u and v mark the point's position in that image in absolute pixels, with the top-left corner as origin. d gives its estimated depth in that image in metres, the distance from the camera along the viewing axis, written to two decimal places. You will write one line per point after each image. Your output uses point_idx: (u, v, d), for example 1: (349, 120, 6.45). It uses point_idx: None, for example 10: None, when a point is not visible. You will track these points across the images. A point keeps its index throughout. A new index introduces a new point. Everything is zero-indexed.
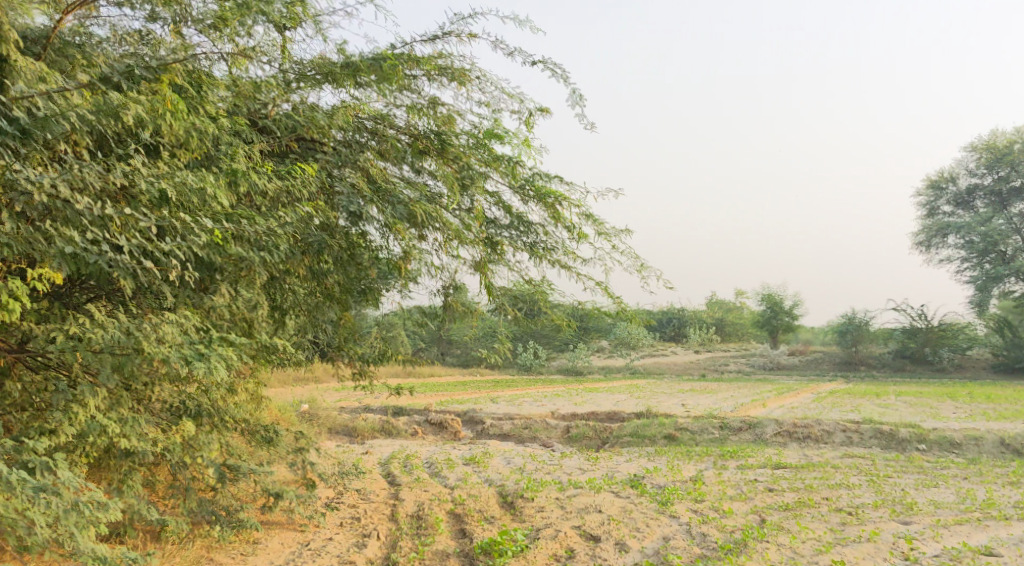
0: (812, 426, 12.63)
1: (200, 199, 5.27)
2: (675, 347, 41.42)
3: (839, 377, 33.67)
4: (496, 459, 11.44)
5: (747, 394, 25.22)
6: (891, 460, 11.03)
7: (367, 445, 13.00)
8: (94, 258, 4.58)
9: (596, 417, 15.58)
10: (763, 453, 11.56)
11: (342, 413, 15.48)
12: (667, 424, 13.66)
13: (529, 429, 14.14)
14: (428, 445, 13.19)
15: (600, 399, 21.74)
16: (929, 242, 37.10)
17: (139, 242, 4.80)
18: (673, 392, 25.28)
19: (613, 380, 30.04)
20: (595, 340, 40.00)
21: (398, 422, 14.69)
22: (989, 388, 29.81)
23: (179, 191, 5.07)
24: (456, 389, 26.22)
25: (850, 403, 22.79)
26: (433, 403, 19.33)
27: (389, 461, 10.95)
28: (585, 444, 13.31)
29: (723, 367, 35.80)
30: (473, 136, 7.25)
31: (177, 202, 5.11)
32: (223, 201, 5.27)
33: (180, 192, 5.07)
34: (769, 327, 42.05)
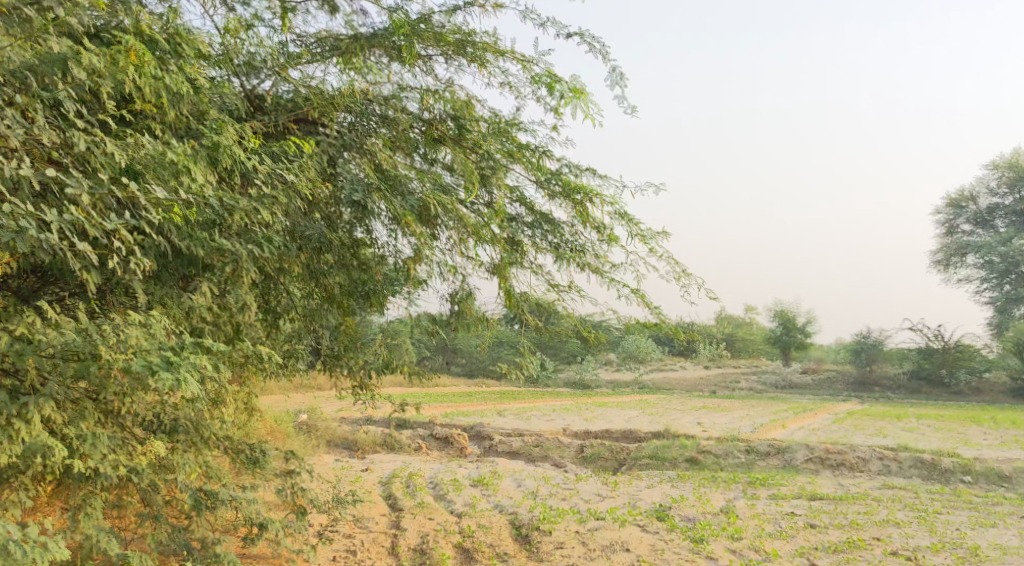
0: (846, 453, 11.76)
1: (169, 172, 4.47)
2: (685, 362, 40.50)
3: (853, 397, 32.73)
4: (506, 480, 10.64)
5: (762, 413, 24.30)
6: (936, 493, 10.14)
7: (368, 462, 12.20)
8: (6, 237, 3.72)
9: (610, 436, 14.72)
10: (796, 482, 10.70)
11: (342, 425, 14.71)
12: (688, 445, 12.80)
13: (540, 447, 13.30)
14: (432, 462, 12.38)
15: (611, 415, 20.89)
16: (947, 261, 36.13)
17: (74, 218, 3.96)
18: (685, 408, 24.40)
19: (622, 395, 29.18)
20: (604, 353, 39.18)
21: (401, 436, 13.88)
22: (1011, 413, 28.83)
23: (141, 160, 4.33)
24: (461, 400, 25.37)
25: (871, 426, 21.82)
26: (438, 416, 18.51)
27: (391, 481, 10.14)
28: (600, 465, 12.46)
29: (735, 384, 34.92)
30: (496, 123, 6.42)
31: (137, 172, 4.36)
32: (197, 176, 4.46)
33: (141, 162, 4.34)
34: (781, 344, 41.12)
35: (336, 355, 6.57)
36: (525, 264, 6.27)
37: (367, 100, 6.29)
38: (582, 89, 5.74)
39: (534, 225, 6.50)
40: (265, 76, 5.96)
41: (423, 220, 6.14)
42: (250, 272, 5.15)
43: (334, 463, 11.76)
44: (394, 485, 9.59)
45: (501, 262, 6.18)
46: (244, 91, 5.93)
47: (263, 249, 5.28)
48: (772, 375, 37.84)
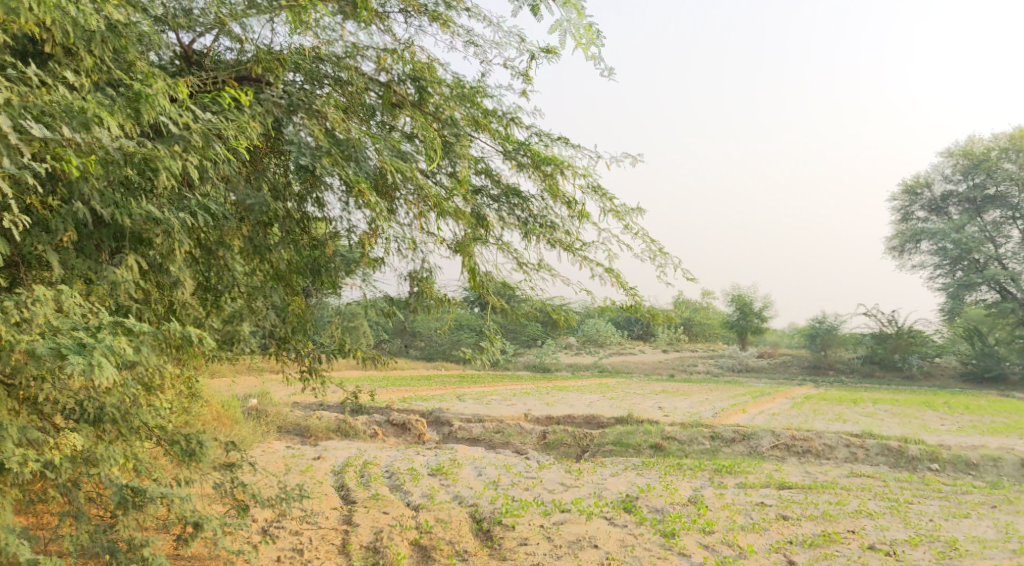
0: (812, 439, 11.52)
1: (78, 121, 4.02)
2: (644, 346, 40.42)
3: (809, 382, 32.94)
4: (466, 468, 10.18)
5: (721, 397, 24.20)
6: (904, 481, 9.96)
7: (321, 449, 11.66)
8: None
9: (572, 421, 14.34)
10: (763, 470, 10.44)
11: (294, 409, 14.10)
12: (652, 431, 12.47)
13: (501, 434, 12.86)
14: (388, 449, 11.88)
15: (572, 400, 20.56)
16: (902, 248, 36.45)
17: None
18: (645, 393, 24.21)
19: (582, 379, 28.92)
20: (563, 337, 38.94)
21: (355, 422, 13.34)
22: (963, 398, 29.25)
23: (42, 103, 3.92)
24: (419, 384, 24.84)
25: (830, 411, 21.81)
26: (395, 401, 17.98)
27: (344, 470, 9.63)
28: (563, 452, 12.08)
29: (693, 368, 34.91)
30: (460, 87, 5.89)
31: (40, 116, 3.92)
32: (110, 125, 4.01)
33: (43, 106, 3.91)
34: (739, 328, 41.26)
35: (287, 334, 6.12)
36: (489, 242, 5.80)
37: (318, 59, 5.73)
38: (555, 49, 5.27)
39: (500, 199, 6.01)
40: (204, 29, 5.38)
41: (380, 191, 5.61)
42: (183, 245, 4.60)
43: (284, 450, 11.19)
44: (347, 475, 9.07)
45: (465, 240, 5.70)
46: (178, 44, 5.34)
47: (198, 219, 4.69)
48: (729, 359, 37.93)
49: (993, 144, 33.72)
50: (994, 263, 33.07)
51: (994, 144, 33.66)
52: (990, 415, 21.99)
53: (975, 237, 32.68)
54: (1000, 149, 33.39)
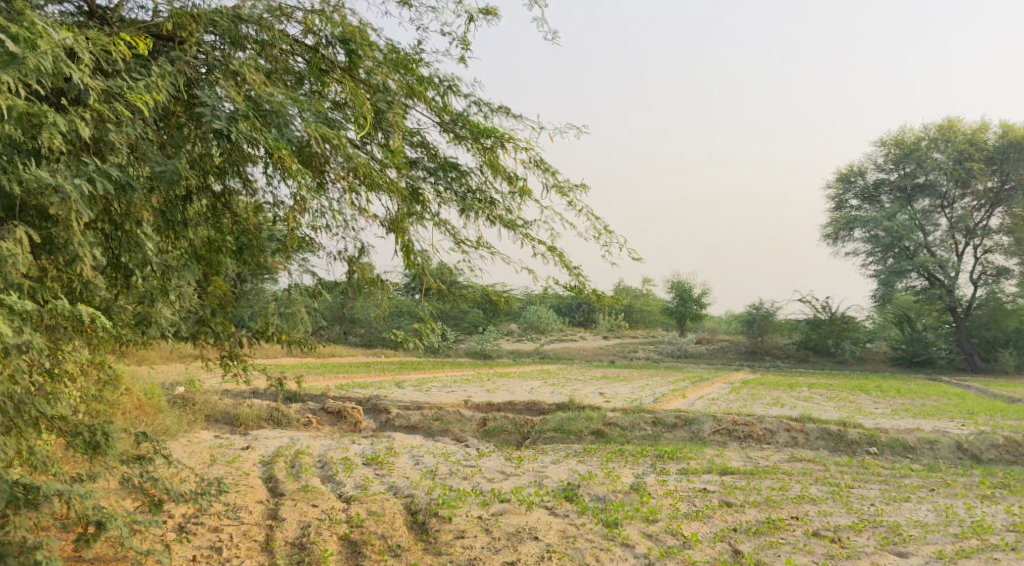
0: (754, 424, 11.48)
1: None
2: (585, 332, 40.44)
3: (746, 367, 33.37)
4: (403, 457, 9.83)
5: (661, 382, 24.27)
6: (844, 465, 9.98)
7: (251, 439, 11.16)
8: None
9: (513, 408, 14.08)
10: (705, 456, 10.35)
11: (224, 397, 13.51)
12: (594, 417, 12.29)
13: (440, 421, 12.52)
14: (322, 439, 11.44)
15: (513, 386, 20.32)
16: (837, 235, 37.09)
17: None
18: (586, 378, 24.13)
19: (523, 365, 28.72)
20: (505, 323, 38.74)
21: (289, 410, 12.84)
22: (894, 382, 29.97)
23: None
24: (357, 371, 24.33)
25: (768, 396, 22.05)
26: (331, 388, 17.46)
27: (274, 460, 9.18)
28: (503, 439, 11.81)
29: (634, 354, 35.09)
30: (393, 53, 5.52)
31: None
32: None
33: None
34: (679, 314, 41.61)
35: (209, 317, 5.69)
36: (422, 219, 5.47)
37: (241, 20, 5.17)
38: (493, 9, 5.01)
39: (436, 173, 5.66)
40: None
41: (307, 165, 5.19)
42: (81, 216, 4.09)
43: (212, 440, 10.68)
44: (278, 466, 8.62)
45: (398, 217, 5.32)
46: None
47: (97, 186, 4.18)
48: (669, 345, 38.20)
49: (924, 134, 34.56)
50: (923, 251, 33.83)
51: (925, 135, 34.49)
52: (920, 399, 22.52)
53: (906, 225, 33.38)
54: (930, 139, 34.24)
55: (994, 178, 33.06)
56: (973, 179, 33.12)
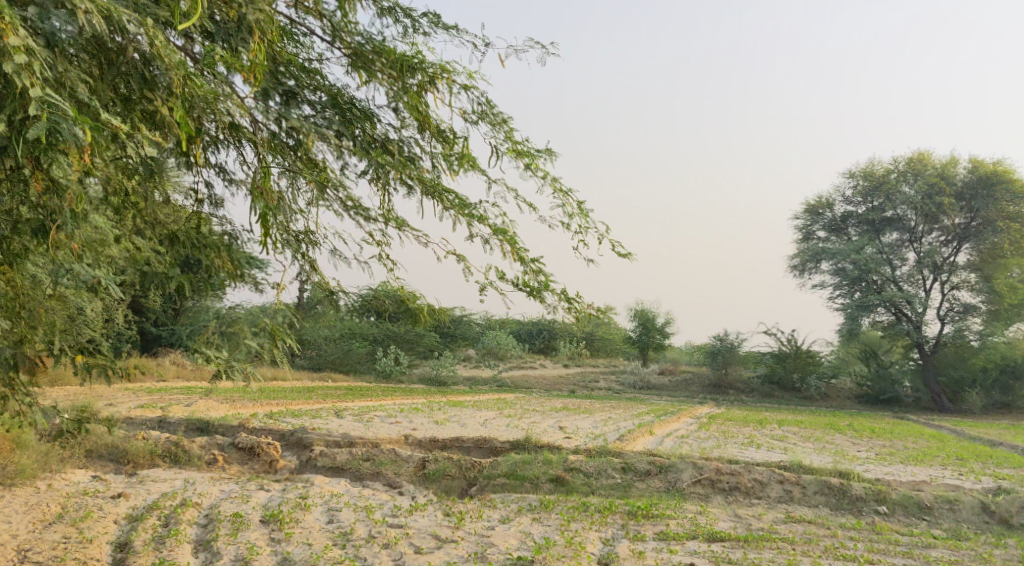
0: (741, 473, 9.75)
1: None
2: (545, 360, 38.63)
3: (709, 400, 31.83)
4: (313, 512, 7.89)
5: (625, 416, 22.50)
6: (854, 530, 8.29)
7: (134, 482, 9.07)
8: None
9: (460, 446, 12.16)
10: (687, 514, 8.59)
11: (115, 428, 11.35)
12: (553, 461, 10.41)
13: (371, 462, 10.52)
14: (224, 483, 9.42)
15: (465, 417, 18.37)
16: (803, 267, 35.88)
17: None
18: (545, 410, 22.28)
19: (479, 393, 26.83)
20: (461, 349, 36.86)
21: (190, 444, 10.75)
22: (864, 421, 28.66)
23: None
24: (296, 397, 22.20)
25: (739, 434, 20.47)
26: (254, 417, 15.35)
27: (142, 515, 7.16)
28: (445, 486, 9.90)
29: (594, 384, 33.36)
30: None
31: None
32: None
33: None
34: (641, 344, 40.07)
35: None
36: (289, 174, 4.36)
37: None
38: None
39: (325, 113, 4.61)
40: None
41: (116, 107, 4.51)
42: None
43: (83, 483, 8.64)
44: (142, 526, 6.66)
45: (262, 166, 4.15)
46: None
47: None
48: (630, 375, 36.53)
49: (893, 166, 33.57)
50: (891, 285, 32.74)
51: (894, 167, 33.52)
52: (901, 441, 21.09)
53: (875, 258, 32.25)
54: (900, 172, 33.28)
55: (963, 213, 32.04)
56: (941, 214, 32.00)
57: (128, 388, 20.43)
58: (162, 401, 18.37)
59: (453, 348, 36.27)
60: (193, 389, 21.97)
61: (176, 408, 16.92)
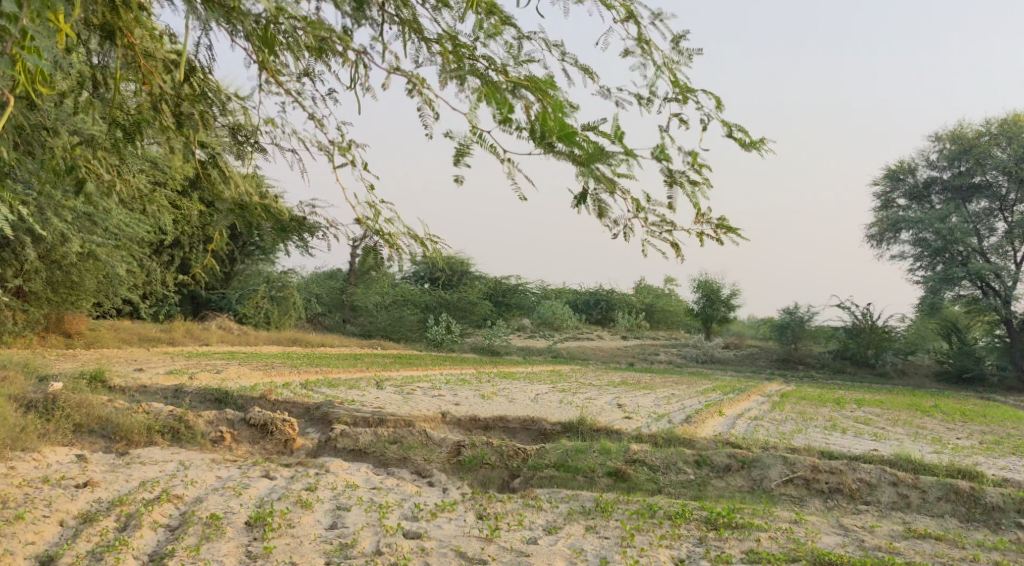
0: (843, 472, 8.10)
1: None
2: (602, 331, 36.79)
3: (778, 377, 29.70)
4: (317, 510, 6.42)
5: (688, 393, 20.70)
6: (1000, 552, 6.55)
7: (117, 465, 7.70)
8: None
9: (504, 428, 10.58)
10: (780, 526, 6.94)
11: (115, 399, 10.02)
12: (614, 449, 8.78)
13: (400, 446, 8.99)
14: (224, 468, 8.02)
15: (515, 391, 16.80)
16: (880, 238, 33.13)
17: None
18: (601, 384, 20.59)
19: (533, 365, 25.35)
20: (516, 318, 35.30)
21: (196, 419, 9.38)
22: (950, 402, 26.25)
23: None
24: (338, 366, 21.02)
25: (818, 416, 18.51)
26: (283, 390, 14.01)
27: (98, 512, 5.74)
28: (483, 477, 8.38)
29: (655, 357, 31.54)
30: None
31: None
32: None
33: None
34: (703, 317, 37.95)
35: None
36: None
37: None
38: None
39: None
40: None
41: None
42: None
43: (55, 466, 7.29)
44: (85, 533, 5.16)
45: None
46: None
47: None
48: (692, 348, 34.47)
49: (985, 127, 30.39)
50: (978, 257, 29.84)
51: (986, 128, 30.35)
52: (1000, 427, 18.92)
53: (962, 228, 29.34)
54: (993, 134, 30.03)
55: None
56: None
57: (164, 352, 19.49)
58: (194, 368, 17.32)
59: (507, 317, 34.77)
60: (234, 354, 20.98)
61: (205, 376, 15.76)
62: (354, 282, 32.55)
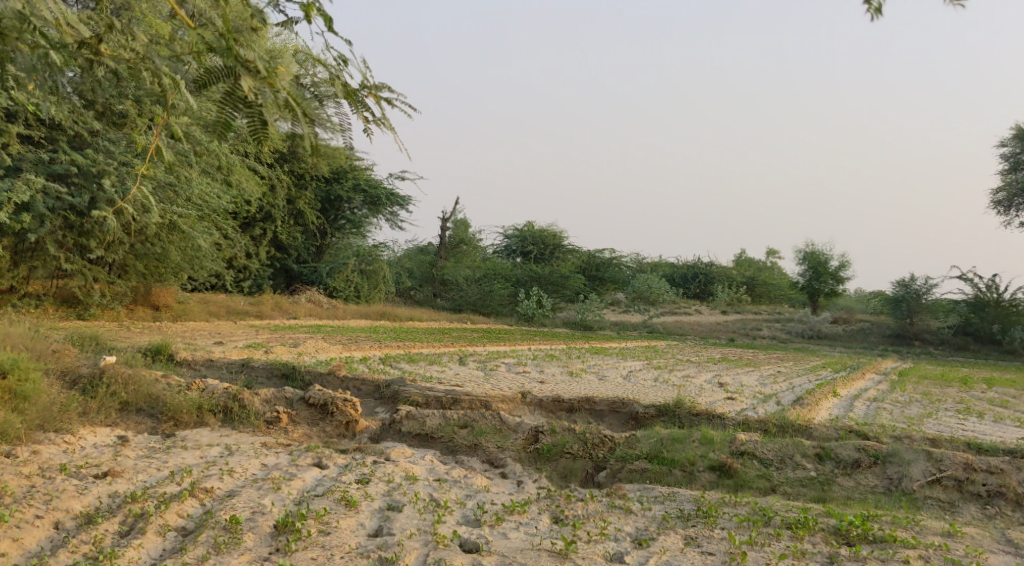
0: (1003, 472, 6.65)
1: None
2: (701, 305, 34.95)
3: (893, 354, 27.28)
4: (364, 509, 5.43)
5: (797, 371, 18.95)
6: None
7: (158, 451, 6.93)
8: None
9: (590, 410, 9.42)
10: (931, 541, 5.58)
11: (169, 375, 9.31)
12: (720, 439, 7.49)
13: (471, 431, 7.94)
14: (274, 454, 7.15)
15: (608, 369, 15.55)
16: (1010, 203, 30.12)
17: None
18: (701, 361, 19.14)
19: (627, 340, 23.97)
20: (610, 293, 33.93)
21: (252, 397, 8.57)
22: None
23: None
24: (424, 340, 20.28)
25: (950, 397, 16.53)
26: (359, 366, 13.21)
27: (102, 511, 4.90)
28: (565, 469, 7.27)
29: (758, 333, 29.58)
30: None
31: None
32: None
33: None
34: (810, 290, 35.73)
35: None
36: None
37: None
38: None
39: None
40: None
41: None
42: None
43: (85, 452, 6.56)
44: (71, 542, 4.39)
45: None
46: None
47: None
48: (798, 323, 32.28)
49: None
50: None
51: None
52: None
53: None
54: None
55: None
56: None
57: (251, 325, 19.16)
58: (275, 341, 16.80)
59: (601, 292, 33.44)
60: (321, 327, 20.51)
61: (282, 349, 15.15)
62: (444, 255, 31.87)
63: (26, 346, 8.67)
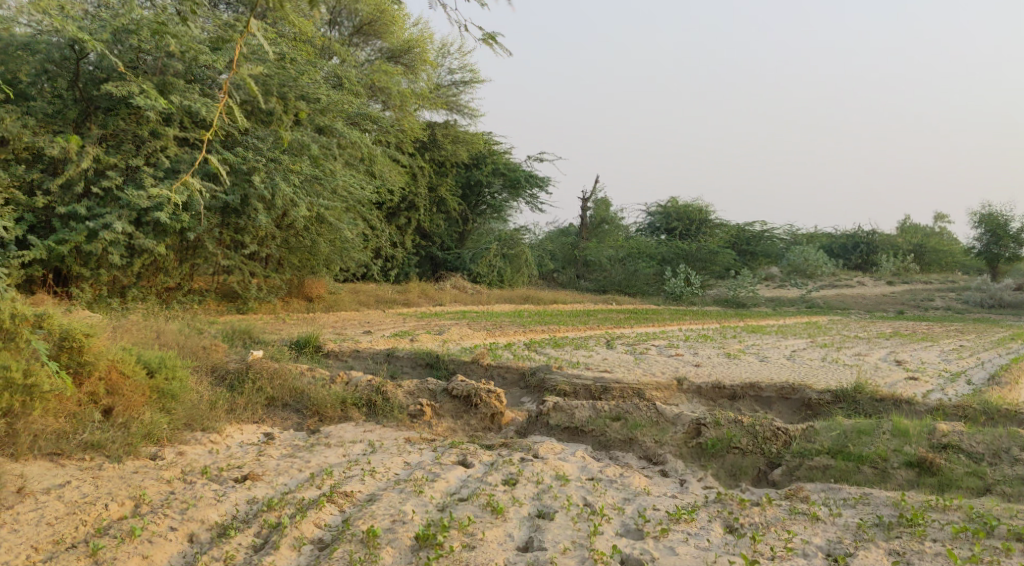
0: None
1: None
2: (864, 277, 32.49)
3: None
4: (511, 517, 4.92)
5: (984, 345, 16.98)
6: None
7: (304, 448, 6.73)
8: None
9: (756, 397, 8.54)
10: None
11: (315, 367, 9.23)
12: (916, 430, 6.49)
13: (624, 423, 7.30)
14: (419, 452, 6.80)
15: (768, 349, 14.42)
16: None
17: None
18: (870, 338, 17.53)
19: (784, 317, 22.46)
20: (763, 267, 32.16)
21: (396, 390, 8.29)
22: None
23: None
24: (569, 323, 19.74)
25: None
26: (505, 353, 12.81)
27: (242, 520, 4.64)
28: (733, 466, 6.50)
29: (931, 303, 27.05)
30: None
31: None
32: None
33: None
34: (988, 255, 32.42)
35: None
36: None
37: None
38: None
39: None
40: None
41: None
42: None
43: (231, 451, 6.44)
44: None
45: None
46: None
47: None
48: (977, 291, 29.31)
49: None
50: None
51: None
52: None
53: None
54: None
55: None
56: None
57: (399, 314, 19.29)
58: (421, 329, 16.77)
59: (753, 267, 31.73)
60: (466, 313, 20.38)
61: (427, 337, 15.04)
62: (586, 236, 31.17)
63: (180, 343, 8.79)
